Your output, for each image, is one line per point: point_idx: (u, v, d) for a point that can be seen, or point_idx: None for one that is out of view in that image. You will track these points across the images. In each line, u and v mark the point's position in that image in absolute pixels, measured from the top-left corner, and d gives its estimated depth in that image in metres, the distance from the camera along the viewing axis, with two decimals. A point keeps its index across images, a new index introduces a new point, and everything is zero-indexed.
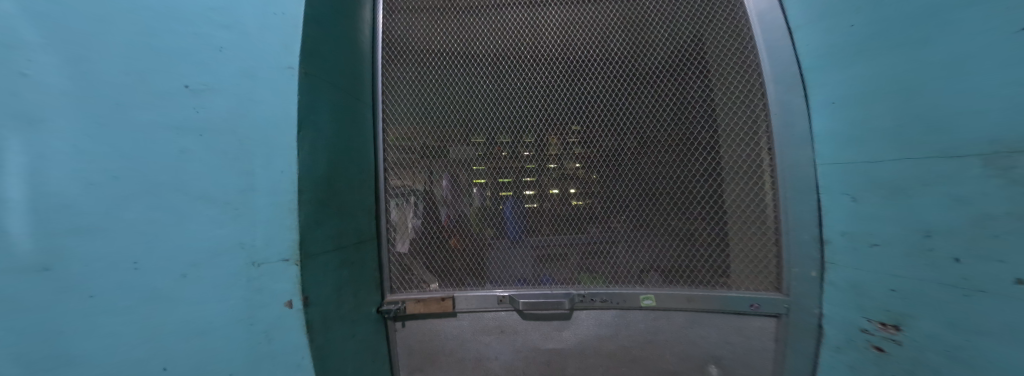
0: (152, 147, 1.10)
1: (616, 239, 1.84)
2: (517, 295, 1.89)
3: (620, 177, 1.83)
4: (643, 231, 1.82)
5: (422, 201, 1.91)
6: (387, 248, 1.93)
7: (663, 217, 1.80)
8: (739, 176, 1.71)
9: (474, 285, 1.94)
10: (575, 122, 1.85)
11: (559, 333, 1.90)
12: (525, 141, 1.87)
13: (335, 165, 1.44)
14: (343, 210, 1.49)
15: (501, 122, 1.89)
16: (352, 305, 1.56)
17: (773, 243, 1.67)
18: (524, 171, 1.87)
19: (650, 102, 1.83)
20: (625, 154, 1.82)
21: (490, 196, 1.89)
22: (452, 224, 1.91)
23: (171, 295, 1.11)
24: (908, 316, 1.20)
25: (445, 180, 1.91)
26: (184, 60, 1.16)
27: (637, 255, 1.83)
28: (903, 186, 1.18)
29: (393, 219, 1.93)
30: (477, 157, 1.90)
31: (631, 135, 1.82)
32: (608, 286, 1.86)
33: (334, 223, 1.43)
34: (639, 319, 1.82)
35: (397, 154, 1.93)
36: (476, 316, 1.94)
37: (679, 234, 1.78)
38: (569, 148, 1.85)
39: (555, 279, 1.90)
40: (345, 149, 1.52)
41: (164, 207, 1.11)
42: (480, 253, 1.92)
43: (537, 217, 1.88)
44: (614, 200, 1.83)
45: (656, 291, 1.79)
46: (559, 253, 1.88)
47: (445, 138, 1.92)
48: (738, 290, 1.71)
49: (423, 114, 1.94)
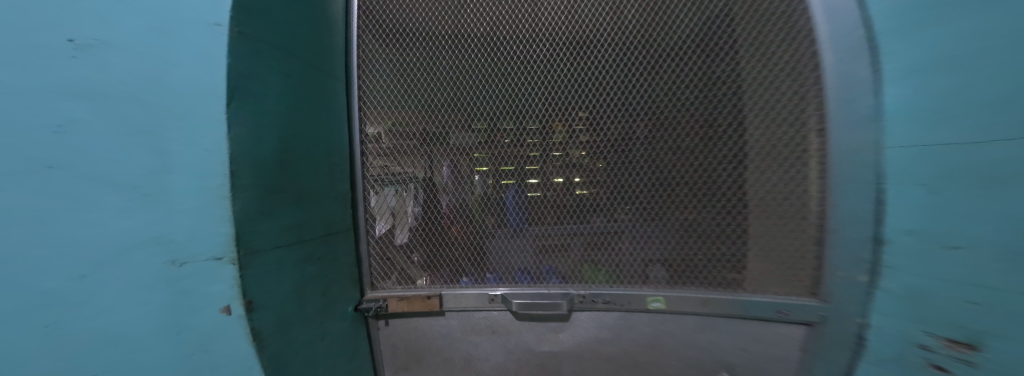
0: (23, 113, 0.86)
1: (630, 234, 1.61)
2: (510, 294, 1.71)
3: (640, 167, 1.59)
4: (668, 225, 1.59)
5: (421, 190, 1.70)
6: (366, 241, 1.74)
7: (686, 212, 1.57)
8: (762, 163, 1.48)
9: (473, 278, 1.75)
10: (583, 104, 1.62)
11: (555, 334, 1.71)
12: (530, 125, 1.64)
13: (285, 148, 1.23)
14: (298, 197, 1.31)
15: (501, 105, 1.66)
16: (308, 303, 1.38)
17: (802, 241, 1.42)
18: (528, 158, 1.65)
19: (673, 82, 1.57)
20: (648, 141, 1.58)
21: (493, 183, 1.67)
22: (455, 213, 1.70)
23: (67, 300, 0.91)
24: (990, 335, 0.94)
25: (446, 165, 1.69)
26: (66, 4, 0.91)
27: (655, 252, 1.61)
28: (1012, 174, 0.89)
29: (375, 207, 1.74)
30: (479, 143, 1.67)
31: (653, 119, 1.58)
32: (613, 287, 1.65)
33: (284, 213, 1.23)
34: (645, 322, 1.62)
35: (396, 140, 1.71)
36: (466, 315, 1.77)
37: (696, 231, 1.56)
38: (577, 135, 1.61)
39: (558, 271, 1.69)
40: (300, 132, 1.33)
41: (51, 190, 0.90)
42: (480, 243, 1.71)
43: (542, 208, 1.66)
44: (636, 194, 1.60)
45: (664, 294, 1.58)
46: (561, 244, 1.67)
47: (441, 124, 1.69)
48: (764, 293, 1.49)
49: (420, 95, 1.71)
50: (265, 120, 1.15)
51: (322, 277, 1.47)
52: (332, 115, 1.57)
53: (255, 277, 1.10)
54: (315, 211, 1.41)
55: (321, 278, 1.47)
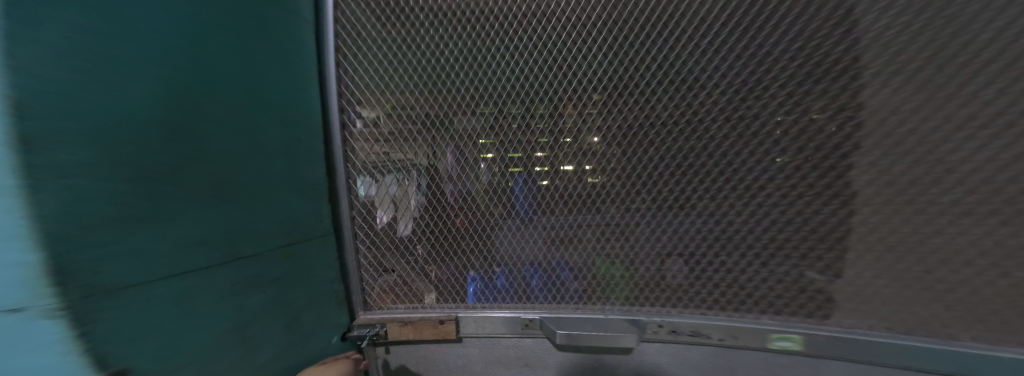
0: None
1: (700, 241, 1.18)
2: (549, 319, 1.29)
3: (709, 155, 1.15)
4: (776, 232, 1.12)
5: (424, 181, 1.26)
6: (355, 248, 1.34)
7: (770, 210, 1.12)
8: (948, 140, 0.97)
9: (480, 271, 1.32)
10: (619, 71, 1.19)
11: (610, 372, 1.27)
12: (555, 97, 1.20)
13: (183, 120, 0.82)
14: (217, 194, 0.89)
15: (509, 77, 1.22)
16: (251, 347, 0.97)
17: (1000, 260, 0.95)
18: (534, 145, 1.22)
19: (746, 40, 1.11)
20: (724, 122, 1.14)
21: (500, 171, 1.23)
22: (462, 203, 1.26)
23: None
24: None
25: (451, 150, 1.25)
26: None
27: (756, 268, 1.16)
28: None
29: (363, 201, 1.32)
30: (488, 130, 1.23)
31: (721, 91, 1.13)
32: (704, 315, 1.20)
33: (183, 220, 0.82)
34: (748, 363, 1.16)
35: (401, 125, 1.26)
36: (490, 342, 1.36)
37: (787, 238, 1.12)
38: (612, 112, 1.19)
39: (581, 278, 1.28)
40: (225, 99, 0.92)
41: None
42: (486, 240, 1.29)
43: (568, 203, 1.22)
44: (710, 190, 1.15)
45: (779, 329, 1.12)
46: (568, 234, 1.23)
47: (449, 99, 1.23)
48: (960, 343, 1.01)
49: (416, 62, 1.24)
50: (124, 87, 0.72)
51: (277, 304, 1.05)
52: (293, 82, 1.16)
53: (114, 326, 0.70)
54: (260, 212, 1.00)
55: (276, 305, 1.05)
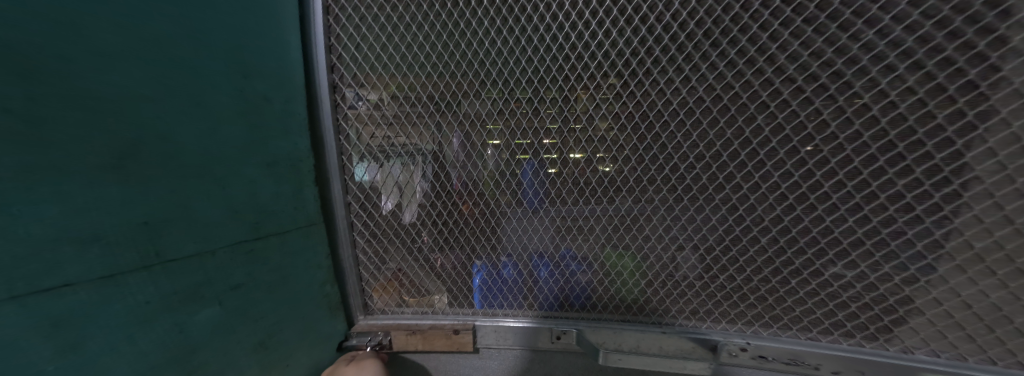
0: None
1: (822, 247, 0.85)
2: (587, 331, 1.03)
3: (875, 119, 0.76)
4: (964, 235, 0.75)
5: (431, 169, 0.99)
6: (351, 242, 1.08)
7: (961, 204, 0.74)
8: None
9: (486, 261, 1.05)
10: (723, 4, 0.81)
11: None
12: (598, 59, 0.88)
13: (28, 61, 0.52)
14: (113, 169, 0.61)
15: (553, 22, 0.89)
16: None
17: None
18: (541, 132, 0.93)
19: None
20: (895, 78, 0.74)
21: (508, 158, 0.95)
22: (465, 188, 0.99)
23: None
24: None
25: (457, 134, 0.97)
26: None
27: (925, 286, 0.80)
28: None
29: (360, 185, 1.05)
30: (496, 112, 0.94)
31: (893, 31, 0.73)
32: (813, 340, 0.92)
33: (46, 210, 0.55)
34: None
35: (405, 109, 0.98)
36: (517, 358, 1.10)
37: (979, 245, 0.75)
38: (703, 66, 0.84)
39: (608, 282, 1.02)
40: (120, 34, 0.62)
41: None
42: (490, 229, 1.02)
43: (628, 192, 0.93)
44: (858, 178, 0.79)
45: (940, 371, 0.83)
46: (570, 224, 0.97)
47: (468, 59, 0.94)
48: (978, 365, 0.82)
49: (425, 17, 0.94)
50: None
51: (237, 320, 0.80)
52: (258, 27, 0.85)
53: None
54: (201, 199, 0.73)
55: (236, 322, 0.80)
